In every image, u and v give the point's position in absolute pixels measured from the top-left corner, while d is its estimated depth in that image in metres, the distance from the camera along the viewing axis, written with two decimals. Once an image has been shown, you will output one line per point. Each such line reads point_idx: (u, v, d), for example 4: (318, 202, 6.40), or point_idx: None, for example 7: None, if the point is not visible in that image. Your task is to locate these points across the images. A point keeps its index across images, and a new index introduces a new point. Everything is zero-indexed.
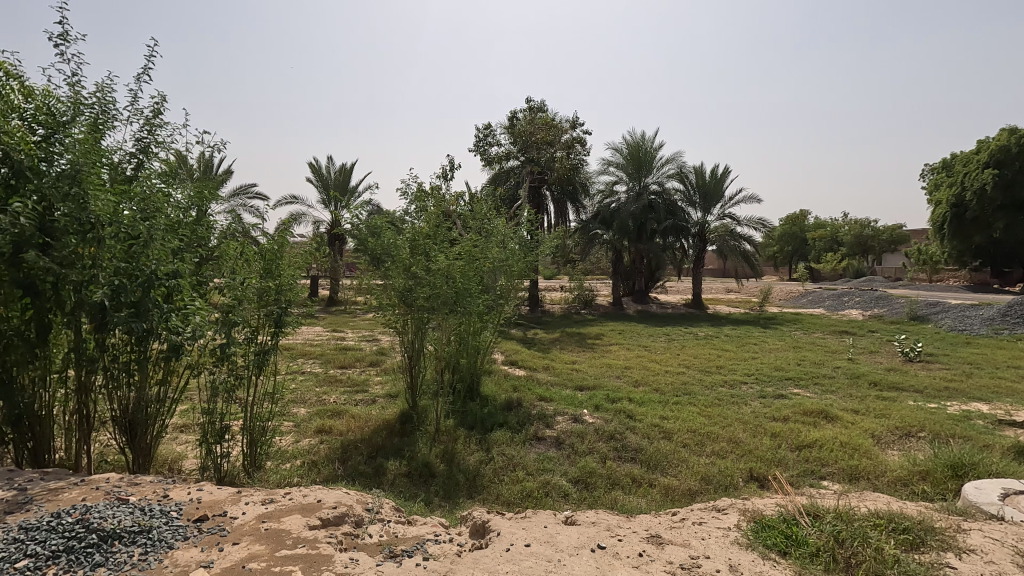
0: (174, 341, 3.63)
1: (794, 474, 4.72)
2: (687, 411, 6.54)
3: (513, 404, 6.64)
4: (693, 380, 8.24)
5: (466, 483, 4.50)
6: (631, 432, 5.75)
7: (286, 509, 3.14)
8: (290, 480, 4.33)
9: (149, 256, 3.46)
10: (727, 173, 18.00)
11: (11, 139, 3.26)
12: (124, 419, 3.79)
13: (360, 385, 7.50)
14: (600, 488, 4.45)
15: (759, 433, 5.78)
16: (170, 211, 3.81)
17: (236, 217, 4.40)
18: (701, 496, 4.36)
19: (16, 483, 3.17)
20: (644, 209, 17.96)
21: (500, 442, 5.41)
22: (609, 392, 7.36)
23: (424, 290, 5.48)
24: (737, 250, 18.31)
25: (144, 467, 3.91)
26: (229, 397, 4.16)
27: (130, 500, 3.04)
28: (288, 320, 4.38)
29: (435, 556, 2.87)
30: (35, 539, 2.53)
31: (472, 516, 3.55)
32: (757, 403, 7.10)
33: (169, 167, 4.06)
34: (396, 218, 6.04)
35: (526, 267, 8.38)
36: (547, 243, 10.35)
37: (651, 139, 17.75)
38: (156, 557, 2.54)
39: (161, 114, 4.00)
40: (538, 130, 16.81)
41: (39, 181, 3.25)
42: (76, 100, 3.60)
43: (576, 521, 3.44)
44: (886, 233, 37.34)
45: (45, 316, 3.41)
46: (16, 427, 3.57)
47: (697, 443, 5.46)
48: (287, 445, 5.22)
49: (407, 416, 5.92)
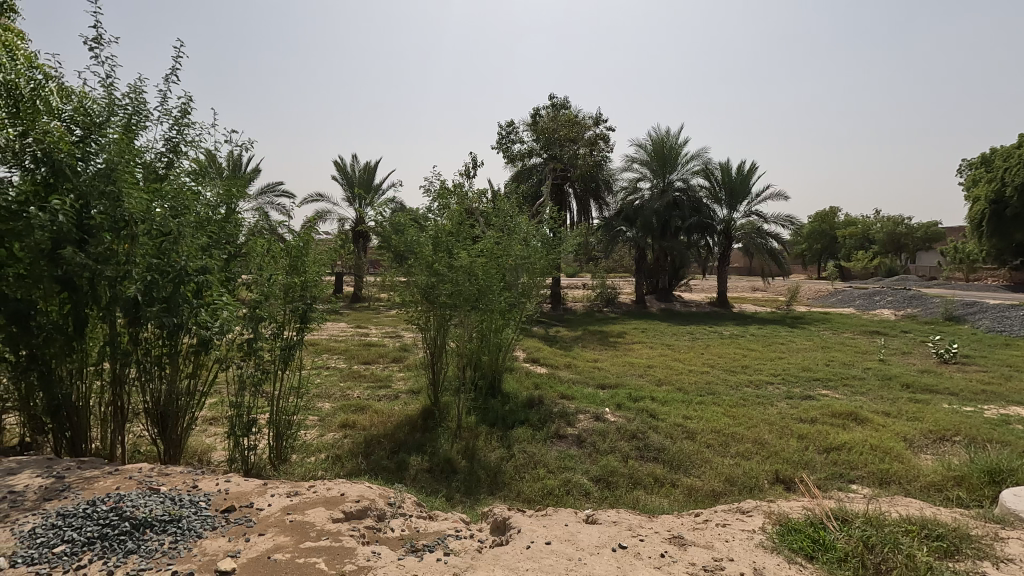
0: (203, 336, 3.68)
1: (821, 476, 4.62)
2: (712, 411, 6.45)
3: (534, 402, 6.62)
4: (718, 380, 8.12)
5: (487, 480, 4.52)
6: (654, 431, 5.69)
7: (311, 502, 3.19)
8: (315, 473, 4.41)
9: (180, 253, 3.54)
10: (753, 170, 17.68)
11: (51, 139, 3.40)
12: (155, 410, 3.89)
13: (383, 380, 7.60)
14: (622, 487, 4.42)
15: (787, 434, 5.67)
16: (200, 208, 3.89)
17: (264, 215, 4.49)
18: (726, 497, 4.31)
19: (55, 471, 3.30)
20: (669, 206, 17.73)
21: (521, 439, 5.41)
22: (631, 391, 7.27)
23: (448, 287, 5.51)
24: (764, 248, 17.99)
25: (175, 458, 4.01)
26: (257, 391, 4.19)
27: (161, 489, 3.13)
28: (314, 316, 4.46)
29: (457, 551, 2.89)
30: (72, 525, 2.63)
31: (493, 512, 3.55)
32: (784, 404, 6.96)
33: (199, 165, 4.11)
34: (419, 215, 6.02)
35: (548, 265, 8.35)
36: (571, 240, 10.25)
37: (676, 135, 17.45)
38: (185, 545, 2.61)
39: (189, 114, 4.09)
40: (562, 127, 16.68)
41: (75, 180, 3.40)
42: (110, 100, 3.72)
43: (597, 520, 3.42)
44: (920, 231, 36.52)
45: (83, 311, 3.55)
46: (55, 417, 3.70)
47: (721, 443, 5.38)
48: (312, 438, 5.33)
49: (430, 411, 5.98)
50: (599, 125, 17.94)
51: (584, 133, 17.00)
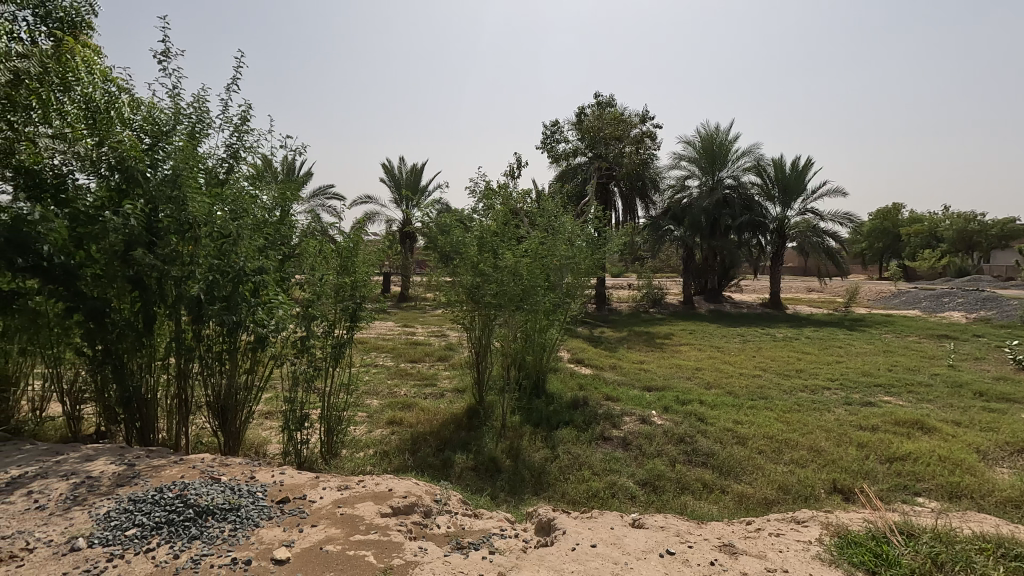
0: (260, 334, 3.84)
1: (884, 488, 4.38)
2: (763, 416, 6.23)
3: (579, 403, 6.57)
4: (771, 384, 7.83)
5: (532, 479, 4.52)
6: (702, 435, 5.54)
7: (360, 496, 3.28)
8: (364, 468, 4.53)
9: (239, 253, 3.71)
10: (808, 165, 16.96)
11: (124, 148, 3.64)
12: (216, 404, 4.09)
13: (429, 378, 7.73)
14: (669, 492, 4.33)
15: (845, 442, 5.41)
16: (257, 211, 4.06)
17: (316, 216, 4.63)
18: (779, 506, 4.15)
19: (127, 458, 3.52)
20: (718, 204, 17.24)
21: (566, 440, 5.38)
22: (678, 394, 7.11)
23: (492, 287, 5.55)
24: (820, 247, 17.24)
25: (234, 449, 4.20)
26: (309, 387, 4.34)
27: (221, 479, 3.29)
28: (363, 315, 4.55)
29: (502, 550, 2.90)
30: (142, 510, 2.79)
31: (538, 513, 3.55)
32: (842, 411, 6.64)
33: (255, 169, 4.31)
34: (465, 216, 6.09)
35: (593, 264, 8.26)
36: (616, 239, 10.11)
37: (726, 131, 16.93)
38: (244, 533, 2.73)
39: (248, 121, 4.28)
40: (607, 126, 16.50)
41: (145, 186, 3.63)
42: (176, 110, 3.94)
43: (644, 524, 3.37)
44: (997, 228, 33.41)
45: (151, 308, 3.78)
46: (127, 408, 3.94)
47: (774, 450, 5.19)
48: (362, 433, 5.48)
49: (475, 410, 6.04)
50: (646, 123, 17.62)
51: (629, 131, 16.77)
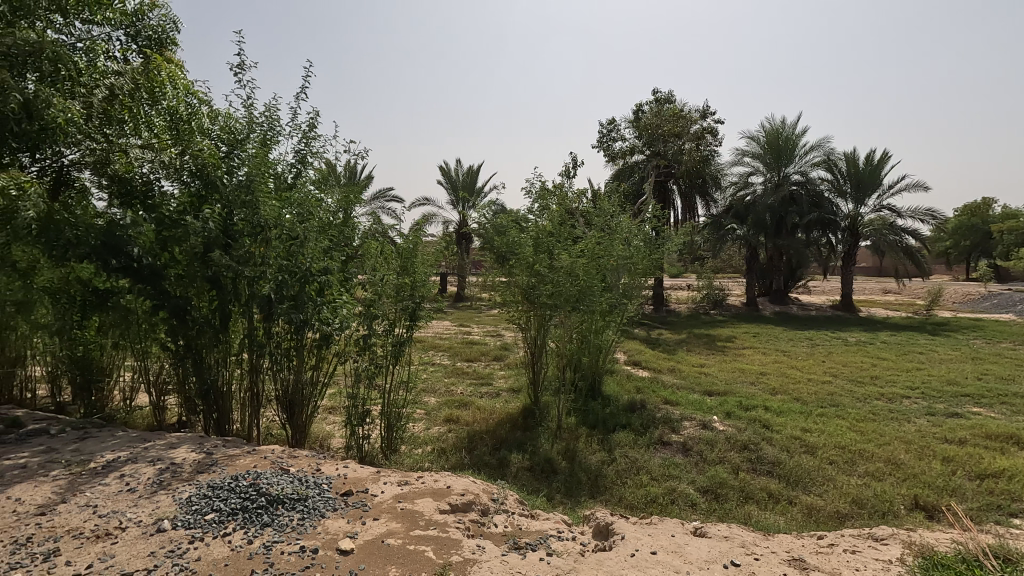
0: (325, 332, 4.00)
1: (973, 507, 4.04)
2: (834, 425, 5.89)
3: (636, 406, 6.45)
4: (843, 391, 7.39)
5: (588, 482, 4.48)
6: (768, 443, 5.30)
7: (420, 492, 3.35)
8: (422, 464, 4.63)
9: (306, 254, 3.89)
10: (885, 159, 15.90)
11: (203, 156, 3.89)
12: (285, 398, 4.28)
13: (484, 377, 7.80)
14: (732, 501, 4.17)
15: (928, 456, 5.02)
16: (323, 214, 4.23)
17: (377, 219, 4.76)
18: (853, 521, 3.90)
19: (206, 447, 3.76)
20: (784, 201, 16.45)
21: (623, 444, 5.29)
22: (741, 399, 6.83)
23: (548, 287, 5.54)
24: (898, 245, 16.14)
25: (301, 442, 4.39)
26: (371, 383, 4.48)
27: (290, 470, 3.45)
28: (422, 314, 4.63)
29: (559, 552, 2.88)
30: (219, 496, 2.97)
31: (596, 516, 3.51)
32: (924, 422, 6.18)
33: (321, 174, 4.49)
34: (521, 216, 6.10)
35: (651, 265, 8.08)
36: (676, 238, 9.84)
37: (793, 124, 16.14)
38: (311, 523, 2.85)
39: (315, 128, 4.47)
40: (666, 123, 16.10)
41: (223, 192, 3.86)
42: (250, 118, 4.17)
43: (706, 533, 3.25)
44: None
45: (227, 306, 4.01)
46: (205, 399, 4.20)
47: (847, 461, 4.89)
48: (420, 430, 5.60)
49: (530, 410, 6.04)
50: (707, 118, 17.07)
51: (689, 127, 16.30)
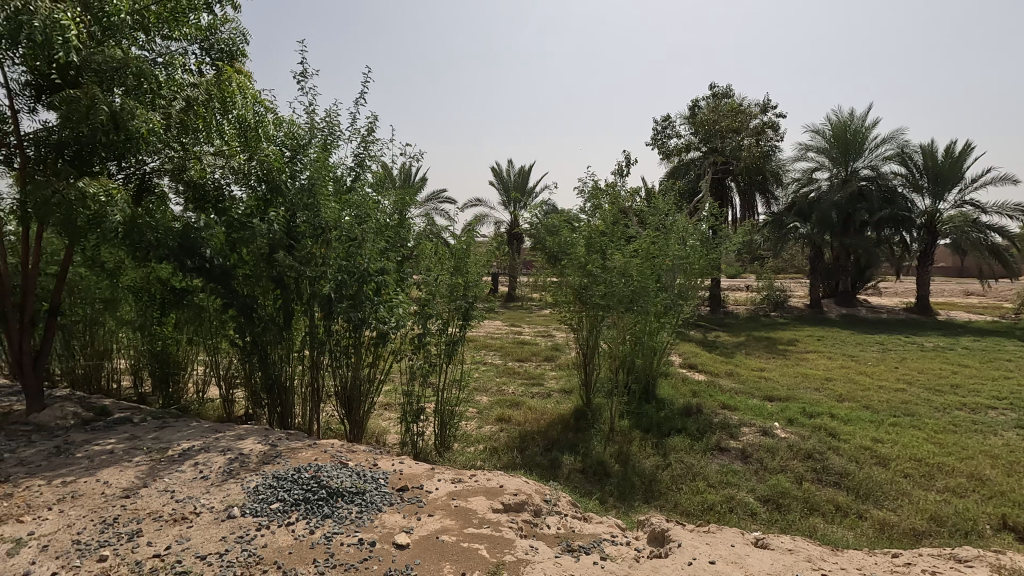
0: (382, 330, 4.10)
1: None
2: (909, 435, 5.52)
3: (692, 410, 6.27)
4: (918, 400, 6.91)
5: (642, 486, 4.39)
6: (835, 453, 5.02)
7: (473, 490, 3.38)
8: (474, 462, 4.67)
9: (364, 255, 4.01)
10: (967, 150, 14.77)
11: (269, 162, 4.08)
12: (343, 394, 4.43)
13: (536, 377, 7.79)
14: (795, 512, 3.99)
15: (1018, 472, 4.62)
16: (379, 216, 4.35)
17: (431, 220, 4.85)
18: (931, 539, 3.64)
19: (271, 439, 3.94)
20: (853, 197, 15.57)
21: (678, 449, 5.15)
22: (805, 406, 6.51)
23: (600, 288, 5.40)
24: (982, 244, 14.95)
25: (359, 437, 4.52)
26: (425, 381, 4.56)
27: (348, 464, 3.56)
28: (475, 314, 4.67)
29: (613, 557, 2.84)
30: (283, 487, 3.10)
31: (651, 522, 3.43)
32: (1012, 435, 5.69)
33: (378, 177, 4.61)
34: (573, 216, 6.07)
35: (708, 265, 7.85)
36: (734, 237, 9.51)
37: (863, 116, 15.24)
38: (369, 516, 2.93)
39: (373, 132, 4.60)
40: (724, 118, 15.57)
41: (287, 196, 4.05)
42: (312, 125, 4.34)
43: (768, 544, 3.12)
44: None
45: (290, 305, 4.19)
46: (270, 393, 4.40)
47: (924, 475, 4.57)
48: (472, 429, 5.66)
49: (582, 412, 5.99)
50: (767, 112, 16.39)
51: (748, 122, 15.70)
